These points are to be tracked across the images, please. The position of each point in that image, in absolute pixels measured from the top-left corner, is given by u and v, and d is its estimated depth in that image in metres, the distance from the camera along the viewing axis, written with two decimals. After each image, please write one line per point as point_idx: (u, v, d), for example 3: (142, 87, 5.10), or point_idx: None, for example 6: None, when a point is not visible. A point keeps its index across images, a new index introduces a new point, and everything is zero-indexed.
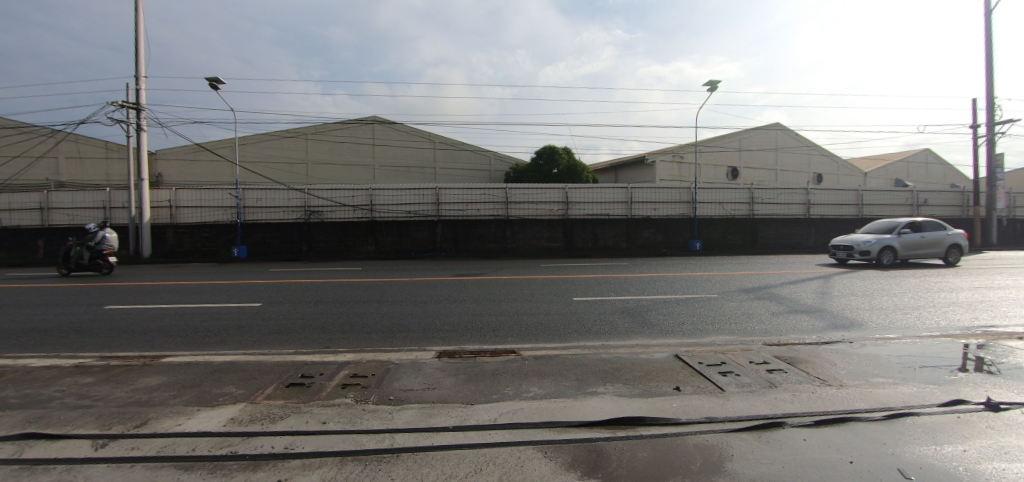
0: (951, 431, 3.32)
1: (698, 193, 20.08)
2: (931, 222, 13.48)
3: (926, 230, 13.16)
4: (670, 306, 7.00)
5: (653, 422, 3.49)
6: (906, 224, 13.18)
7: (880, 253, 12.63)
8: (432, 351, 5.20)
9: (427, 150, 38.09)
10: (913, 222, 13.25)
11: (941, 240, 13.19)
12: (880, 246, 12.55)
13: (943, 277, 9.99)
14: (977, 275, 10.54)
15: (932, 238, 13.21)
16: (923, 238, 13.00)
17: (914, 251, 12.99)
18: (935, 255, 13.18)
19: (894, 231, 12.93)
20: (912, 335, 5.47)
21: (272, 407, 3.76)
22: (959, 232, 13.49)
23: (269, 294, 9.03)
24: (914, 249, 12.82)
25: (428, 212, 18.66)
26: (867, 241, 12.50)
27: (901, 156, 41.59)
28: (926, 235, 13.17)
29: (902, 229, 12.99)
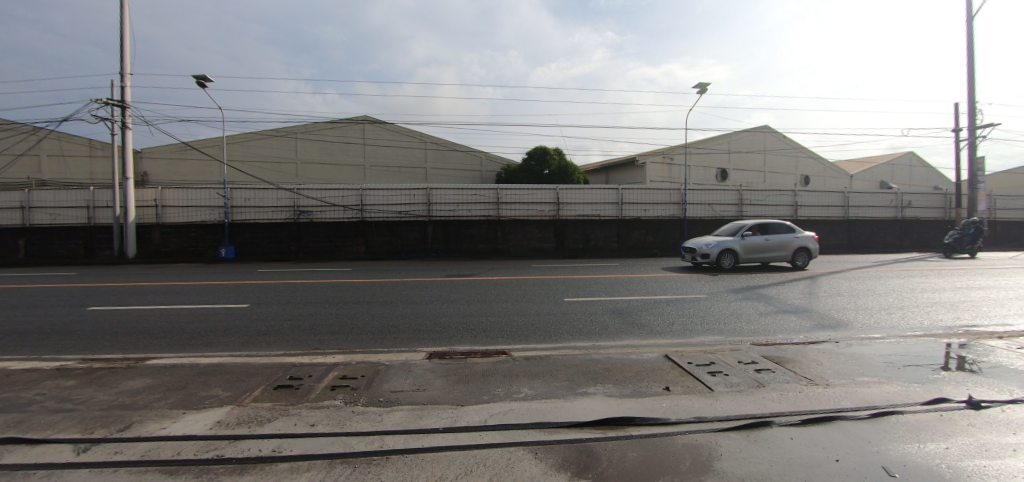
0: (934, 429, 3.38)
1: (688, 194, 20.23)
2: (782, 223, 12.74)
3: (773, 233, 12.41)
4: (661, 306, 7.04)
5: (643, 422, 3.50)
6: (755, 225, 12.56)
7: (720, 256, 12.19)
8: (422, 352, 5.17)
9: (418, 150, 37.92)
10: (762, 223, 12.61)
11: (786, 244, 12.41)
12: (719, 250, 12.11)
13: (925, 278, 10.19)
14: (958, 276, 10.77)
15: (779, 241, 12.43)
16: (767, 241, 12.31)
17: (756, 254, 12.31)
18: (780, 259, 12.42)
19: (736, 234, 12.35)
20: (896, 334, 5.56)
21: (259, 410, 3.71)
22: (811, 234, 12.60)
23: (257, 294, 8.92)
24: (755, 252, 12.25)
25: (419, 212, 18.56)
26: (707, 245, 12.12)
27: (885, 159, 42.37)
28: (772, 239, 12.44)
29: (745, 233, 12.36)
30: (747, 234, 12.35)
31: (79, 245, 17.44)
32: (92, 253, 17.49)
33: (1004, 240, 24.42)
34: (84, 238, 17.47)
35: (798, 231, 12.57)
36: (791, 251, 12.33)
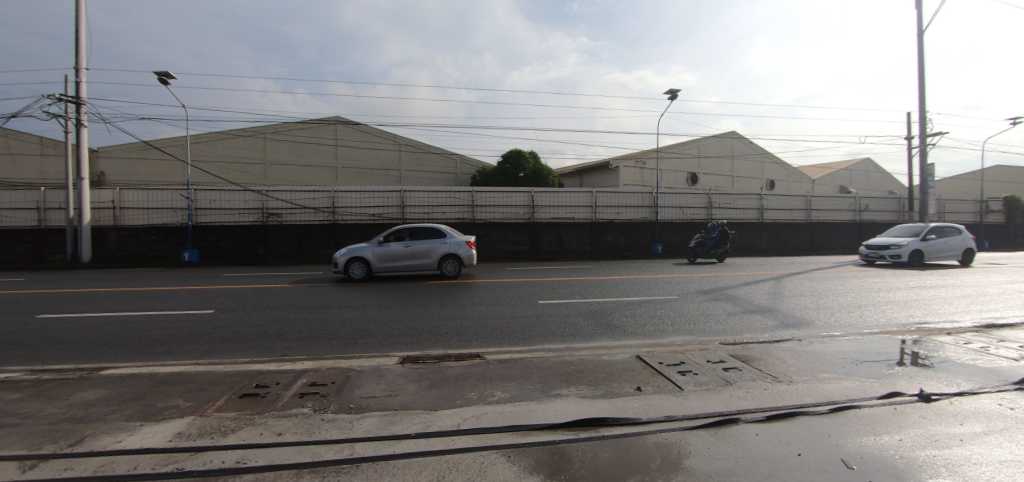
0: (888, 421, 3.54)
1: (659, 197, 20.67)
2: (437, 229, 11.02)
3: (415, 239, 10.75)
4: (632, 307, 7.15)
5: (615, 422, 3.53)
6: (406, 230, 10.84)
7: (351, 266, 10.56)
8: (394, 357, 5.08)
9: (392, 152, 37.45)
10: (412, 228, 10.88)
11: (433, 251, 10.78)
12: (349, 258, 10.50)
13: (880, 277, 10.70)
14: (911, 275, 11.35)
15: (423, 249, 10.77)
16: (406, 248, 10.66)
17: (396, 264, 10.68)
18: (426, 269, 10.81)
19: (375, 239, 10.77)
20: (854, 332, 5.81)
21: (223, 420, 3.56)
22: (460, 239, 10.84)
23: (220, 300, 8.59)
24: (392, 262, 10.63)
25: (393, 215, 18.33)
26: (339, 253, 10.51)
27: (844, 165, 44.41)
28: (416, 246, 10.80)
29: (385, 239, 10.73)
30: (388, 240, 10.73)
31: (28, 249, 16.43)
32: (43, 257, 16.49)
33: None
34: (33, 241, 16.46)
35: (448, 237, 10.87)
36: (435, 259, 10.71)
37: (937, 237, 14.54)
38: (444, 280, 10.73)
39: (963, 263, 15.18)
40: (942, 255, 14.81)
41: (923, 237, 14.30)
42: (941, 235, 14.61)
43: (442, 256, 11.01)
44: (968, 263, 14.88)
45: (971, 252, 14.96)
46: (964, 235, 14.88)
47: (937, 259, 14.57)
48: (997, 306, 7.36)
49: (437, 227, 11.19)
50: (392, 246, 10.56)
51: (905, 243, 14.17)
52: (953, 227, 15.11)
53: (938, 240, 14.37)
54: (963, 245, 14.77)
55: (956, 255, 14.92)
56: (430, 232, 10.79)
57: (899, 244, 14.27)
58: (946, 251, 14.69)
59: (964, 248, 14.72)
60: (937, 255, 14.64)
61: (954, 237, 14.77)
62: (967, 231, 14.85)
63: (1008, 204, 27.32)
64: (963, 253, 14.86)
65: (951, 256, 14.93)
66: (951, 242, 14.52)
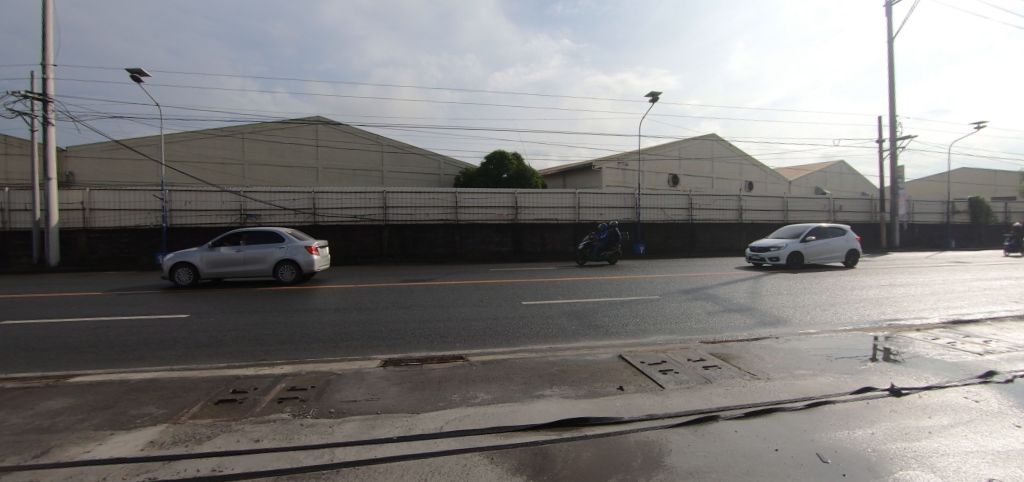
0: (861, 416, 3.64)
1: (641, 199, 20.92)
2: (275, 234, 10.80)
3: (248, 244, 10.51)
4: (614, 308, 7.19)
5: (598, 422, 3.54)
6: (239, 235, 10.64)
7: (177, 271, 10.23)
8: (376, 360, 5.02)
9: (374, 153, 37.06)
10: (248, 233, 10.68)
11: (265, 256, 10.49)
12: (175, 263, 10.20)
13: (853, 276, 11.02)
14: (881, 274, 11.73)
15: (255, 254, 10.52)
16: (237, 253, 10.41)
17: (226, 270, 10.40)
18: (258, 274, 10.50)
19: (207, 244, 10.52)
20: (828, 329, 5.96)
21: (198, 427, 3.46)
22: (298, 244, 10.62)
23: (194, 303, 8.35)
24: (221, 267, 10.34)
25: (375, 216, 18.12)
26: (166, 257, 10.23)
27: (819, 167, 45.70)
28: (249, 251, 10.55)
29: (217, 244, 10.49)
30: (219, 245, 10.49)
31: None
32: (7, 261, 15.81)
33: (920, 241, 26.88)
34: None
35: (282, 241, 10.63)
36: (267, 264, 10.43)
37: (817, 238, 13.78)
38: (278, 286, 10.42)
39: (848, 265, 14.42)
40: (825, 257, 14.03)
41: (802, 239, 13.55)
42: (821, 237, 13.87)
43: (278, 262, 10.70)
44: (852, 265, 14.20)
45: (854, 253, 14.27)
46: (849, 235, 14.14)
47: (817, 262, 13.81)
48: (962, 303, 7.65)
49: (277, 232, 10.97)
50: (222, 251, 10.32)
51: (783, 245, 13.38)
52: (839, 227, 14.35)
53: (820, 242, 13.63)
54: (847, 246, 14.03)
55: (839, 256, 14.16)
56: (264, 237, 10.57)
57: (777, 245, 13.48)
58: (828, 253, 13.94)
59: (846, 249, 13.99)
60: (818, 258, 13.86)
61: (837, 238, 14.02)
62: (850, 231, 14.15)
63: (972, 205, 28.45)
64: (846, 255, 14.13)
65: (835, 258, 14.21)
66: (830, 244, 13.77)
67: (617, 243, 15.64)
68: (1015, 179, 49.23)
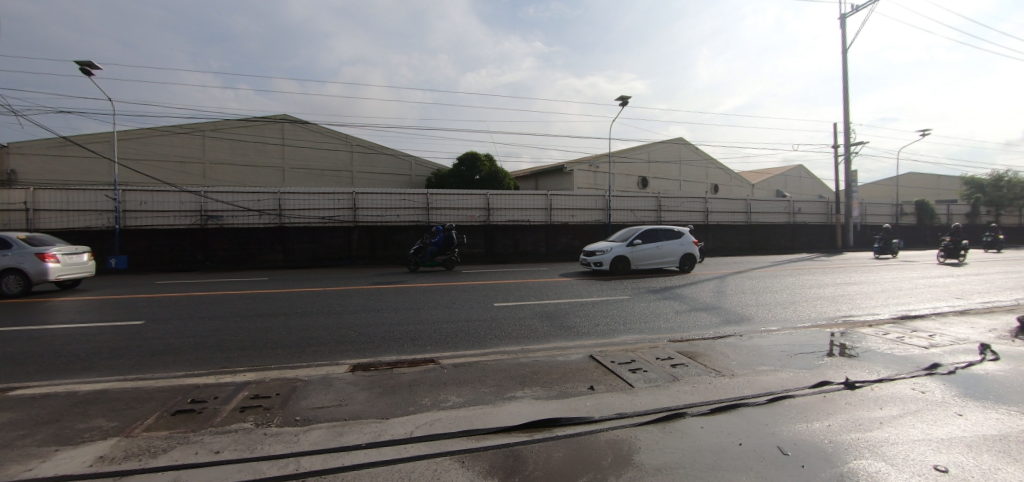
0: (820, 409, 3.80)
1: (612, 200, 21.28)
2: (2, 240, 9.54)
3: None
4: (585, 308, 7.26)
5: (569, 422, 3.56)
6: None
7: None
8: (344, 365, 4.89)
9: (343, 152, 36.27)
10: None
11: None
12: None
13: (810, 275, 11.54)
14: (836, 273, 12.33)
15: None
16: None
17: None
18: None
19: None
20: (788, 327, 6.20)
21: (153, 439, 3.27)
22: (30, 251, 9.43)
23: (148, 309, 7.91)
24: None
25: (344, 217, 17.70)
26: None
27: (779, 171, 47.71)
28: None
29: None
30: None
31: None
32: None
33: (872, 242, 28.45)
34: None
35: (9, 248, 9.36)
36: None
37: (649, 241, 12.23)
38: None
39: (684, 270, 12.84)
40: (656, 262, 12.47)
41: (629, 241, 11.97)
42: (651, 240, 12.26)
43: None
44: (688, 270, 12.65)
45: (692, 258, 12.58)
46: (686, 238, 12.57)
47: (646, 267, 12.26)
48: (909, 299, 8.12)
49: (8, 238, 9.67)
50: None
51: (607, 249, 11.75)
52: (678, 229, 12.74)
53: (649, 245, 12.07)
54: (684, 250, 12.48)
55: (673, 261, 12.61)
56: None
57: (602, 248, 11.88)
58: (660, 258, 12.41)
59: (681, 254, 12.43)
60: (648, 263, 12.30)
61: (671, 241, 12.46)
62: (687, 234, 12.47)
63: (918, 208, 30.37)
64: (681, 260, 12.58)
65: (669, 263, 12.56)
66: (661, 248, 12.24)
67: (452, 247, 13.96)
68: (954, 183, 52.85)
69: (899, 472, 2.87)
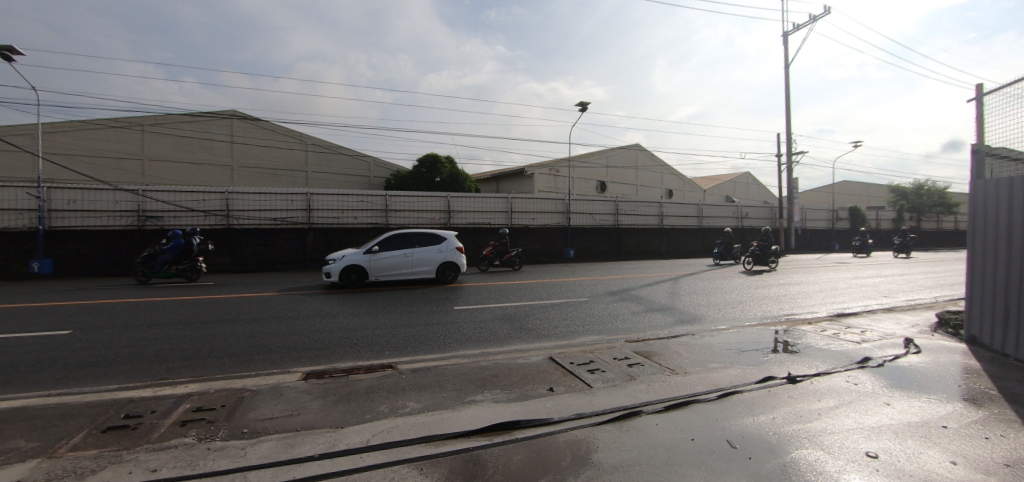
0: (765, 402, 4.02)
1: (572, 204, 21.67)
2: None
3: None
4: (545, 310, 7.33)
5: (529, 424, 3.57)
6: None
7: None
8: (297, 373, 4.68)
9: (297, 151, 34.90)
10: None
11: None
12: None
13: (755, 276, 12.20)
14: (778, 274, 13.11)
15: None
16: None
17: None
18: None
19: None
20: (736, 325, 6.53)
21: (78, 460, 2.99)
22: None
23: (77, 317, 7.26)
24: None
25: (298, 219, 17.02)
26: None
27: (728, 178, 50.30)
28: None
29: None
30: None
31: None
32: None
33: (810, 244, 30.55)
34: None
35: None
36: None
37: (399, 248, 10.26)
38: None
39: (447, 280, 11.00)
40: (407, 272, 10.55)
41: (367, 248, 9.93)
42: (398, 247, 10.23)
43: None
44: (450, 281, 10.78)
45: (452, 267, 10.69)
46: (446, 243, 10.68)
47: (393, 278, 10.26)
48: (843, 298, 8.74)
49: None
50: None
51: (337, 258, 9.70)
52: (441, 232, 10.78)
53: (392, 252, 10.09)
54: (444, 258, 10.64)
55: (431, 271, 10.72)
56: None
57: (333, 257, 9.82)
58: (412, 267, 10.48)
59: (436, 263, 10.49)
60: (396, 273, 10.39)
61: (424, 248, 10.48)
62: (446, 240, 10.52)
63: (851, 213, 32.82)
64: (443, 269, 10.74)
65: (426, 273, 10.64)
66: (408, 257, 10.23)
67: (193, 255, 12.63)
68: (881, 191, 57.65)
69: (835, 460, 3.08)
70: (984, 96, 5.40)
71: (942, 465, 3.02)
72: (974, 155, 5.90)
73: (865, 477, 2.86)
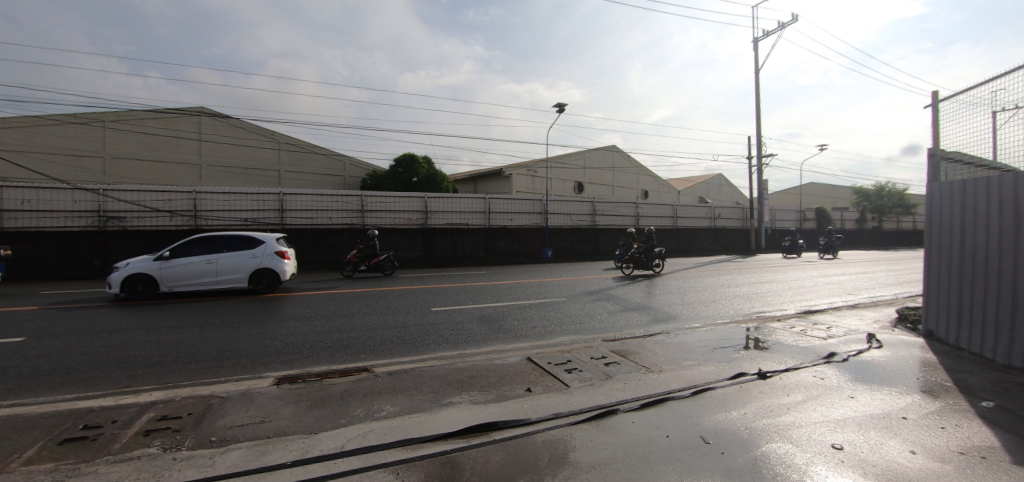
0: (737, 398, 4.12)
1: (549, 205, 21.80)
2: None
3: None
4: (523, 311, 7.35)
5: (507, 425, 3.57)
6: None
7: None
8: (269, 378, 4.55)
9: (269, 150, 33.99)
10: None
11: None
12: None
13: (726, 275, 12.53)
14: (748, 273, 13.50)
15: None
16: None
17: None
18: None
19: None
20: (709, 323, 6.69)
21: (30, 475, 2.82)
22: None
23: (30, 323, 6.87)
24: None
25: (271, 220, 16.57)
26: None
27: (702, 179, 51.52)
28: None
29: None
30: None
31: None
32: None
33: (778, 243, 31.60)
34: None
35: None
36: None
37: (199, 255, 9.05)
38: None
39: (268, 291, 9.61)
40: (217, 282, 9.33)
41: (159, 255, 8.84)
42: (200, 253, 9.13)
43: None
44: (263, 290, 9.37)
45: (264, 274, 9.35)
46: (259, 248, 9.40)
47: (189, 289, 9.00)
48: (809, 296, 9.06)
49: None
50: None
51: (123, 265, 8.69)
52: (257, 236, 9.53)
53: (189, 258, 8.95)
54: (257, 266, 9.34)
55: (245, 280, 9.44)
56: None
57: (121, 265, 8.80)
58: (217, 275, 9.27)
59: (240, 268, 9.21)
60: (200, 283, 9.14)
61: (232, 253, 9.32)
62: (257, 244, 9.39)
63: (818, 214, 34.06)
64: (256, 277, 9.46)
65: (235, 282, 9.36)
66: (204, 263, 9.06)
67: None
68: (846, 192, 60.02)
69: (803, 452, 3.18)
70: (939, 102, 5.69)
71: (903, 455, 3.16)
72: (930, 159, 6.19)
73: (832, 468, 2.97)
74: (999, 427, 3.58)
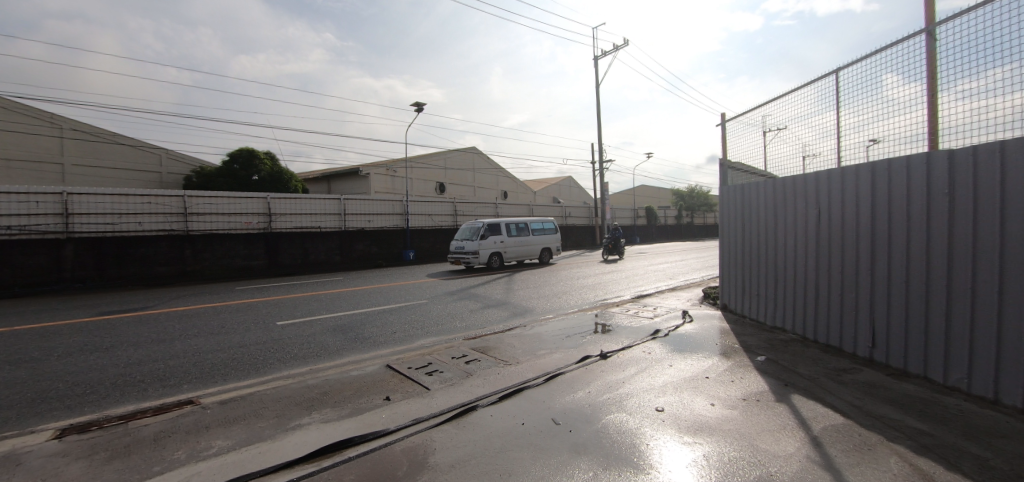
0: (584, 380, 4.61)
1: (409, 206, 21.39)
2: None
3: None
4: (381, 317, 7.10)
5: (362, 439, 3.41)
6: None
7: None
8: (46, 432, 3.59)
9: (44, 138, 26.56)
10: None
11: None
12: None
13: (575, 269, 13.90)
14: (592, 265, 15.15)
15: None
16: None
17: None
18: None
19: None
20: (559, 313, 7.34)
21: None
22: None
23: None
24: None
25: (51, 226, 12.93)
26: None
27: (554, 182, 56.11)
28: None
29: None
30: None
31: None
32: None
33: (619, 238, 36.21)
34: None
35: None
36: None
37: None
38: None
39: None
40: None
41: None
42: None
43: None
44: None
45: None
46: None
47: None
48: (640, 283, 10.55)
49: None
50: None
51: None
52: None
53: None
54: None
55: None
56: None
57: None
58: None
59: None
60: None
61: None
62: None
63: (647, 212, 39.99)
64: None
65: None
66: None
67: None
68: (667, 194, 71.68)
69: (634, 419, 3.71)
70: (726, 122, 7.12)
71: (704, 408, 3.93)
72: (721, 168, 7.67)
73: (656, 430, 3.51)
74: (768, 375, 4.66)
